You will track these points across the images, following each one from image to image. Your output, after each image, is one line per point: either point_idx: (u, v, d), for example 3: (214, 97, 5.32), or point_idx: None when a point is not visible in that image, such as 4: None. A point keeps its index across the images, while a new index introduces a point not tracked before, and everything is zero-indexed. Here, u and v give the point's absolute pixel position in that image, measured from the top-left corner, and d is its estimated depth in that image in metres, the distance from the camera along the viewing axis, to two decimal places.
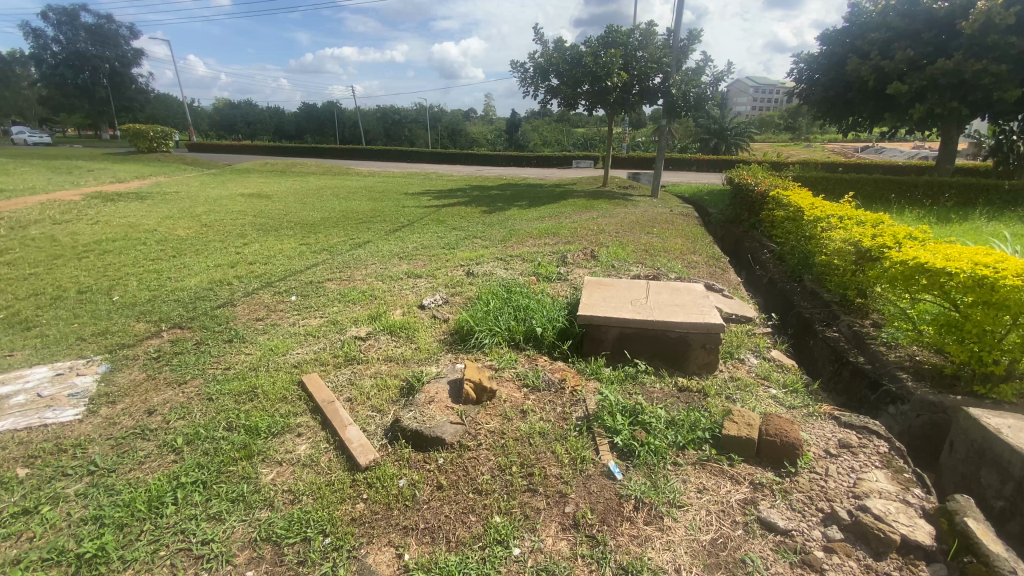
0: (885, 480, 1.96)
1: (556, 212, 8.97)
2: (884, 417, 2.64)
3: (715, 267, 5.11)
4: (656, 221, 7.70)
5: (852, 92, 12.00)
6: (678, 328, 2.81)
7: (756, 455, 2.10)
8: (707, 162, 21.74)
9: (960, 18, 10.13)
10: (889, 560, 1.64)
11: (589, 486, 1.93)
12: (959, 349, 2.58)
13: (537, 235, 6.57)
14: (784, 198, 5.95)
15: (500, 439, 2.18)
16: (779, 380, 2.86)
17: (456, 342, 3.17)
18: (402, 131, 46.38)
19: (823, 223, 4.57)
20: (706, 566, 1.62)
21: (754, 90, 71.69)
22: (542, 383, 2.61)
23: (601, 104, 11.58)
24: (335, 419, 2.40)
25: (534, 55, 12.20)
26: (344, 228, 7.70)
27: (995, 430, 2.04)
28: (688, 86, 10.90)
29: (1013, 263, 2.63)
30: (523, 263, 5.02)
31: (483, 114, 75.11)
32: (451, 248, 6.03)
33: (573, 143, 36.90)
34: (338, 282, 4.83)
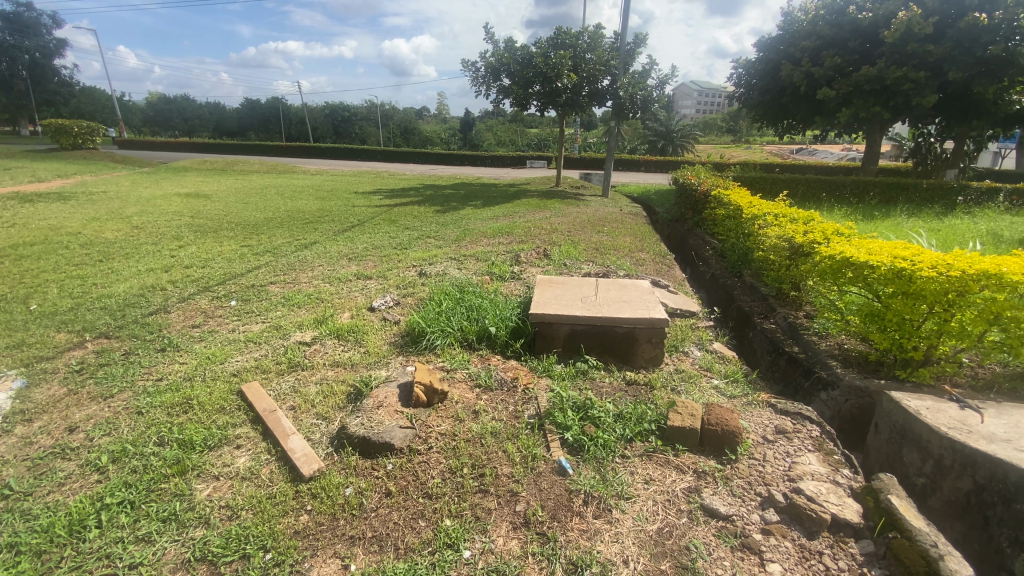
0: (817, 462, 2.08)
1: (510, 211, 8.99)
2: (816, 403, 2.80)
3: (663, 265, 5.27)
4: (607, 220, 7.86)
5: (786, 96, 12.72)
6: (626, 324, 2.87)
7: (699, 444, 2.18)
8: (655, 163, 22.45)
9: (881, 28, 10.87)
10: (821, 539, 1.73)
11: (540, 483, 1.93)
12: (882, 337, 2.76)
13: (490, 234, 6.55)
14: (725, 197, 6.21)
15: (450, 441, 2.14)
16: (720, 371, 2.98)
17: (407, 344, 3.10)
18: (353, 129, 45.23)
19: (760, 220, 4.79)
20: (653, 556, 1.66)
21: (698, 93, 74.82)
22: (493, 383, 2.59)
23: (552, 105, 11.73)
24: (277, 428, 2.30)
25: (485, 54, 12.17)
26: (290, 229, 7.41)
27: (915, 412, 2.21)
28: (635, 89, 11.21)
29: (928, 256, 2.85)
30: (476, 263, 4.99)
31: (436, 113, 74.33)
32: (403, 248, 5.91)
33: (526, 142, 37.12)
34: (282, 285, 4.63)
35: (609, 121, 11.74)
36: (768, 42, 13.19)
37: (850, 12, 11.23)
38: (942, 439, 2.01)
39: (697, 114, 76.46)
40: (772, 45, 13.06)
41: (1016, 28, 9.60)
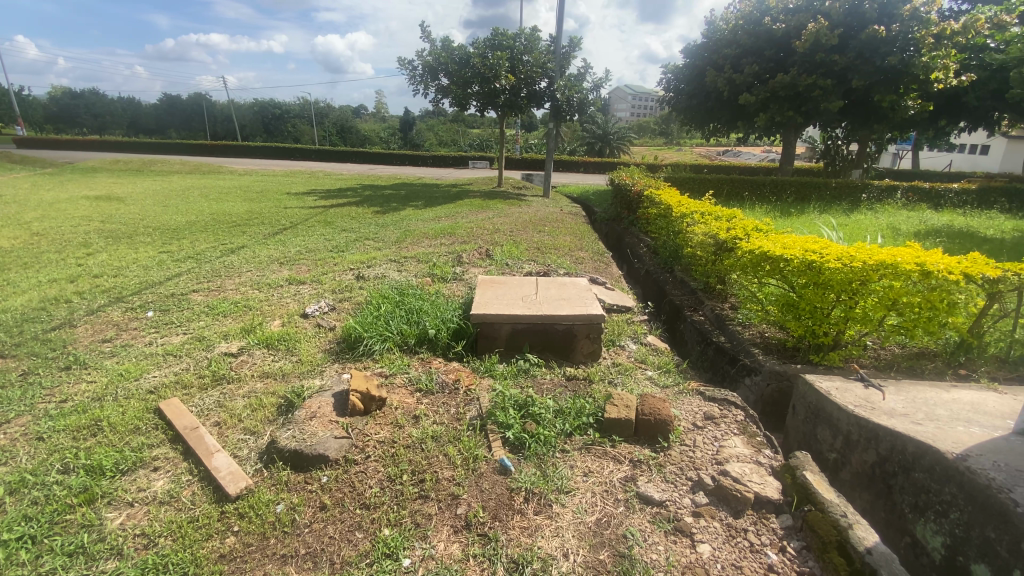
0: (742, 444, 2.21)
1: (452, 212, 8.92)
2: (742, 388, 2.97)
3: (601, 262, 5.41)
4: (547, 220, 7.96)
5: (711, 101, 13.46)
6: (564, 321, 2.92)
7: (635, 435, 2.26)
8: (594, 164, 23.05)
9: (793, 39, 11.72)
10: (746, 516, 1.83)
11: (481, 484, 1.92)
12: (798, 325, 2.97)
13: (432, 235, 6.45)
14: (657, 197, 6.47)
15: (389, 448, 2.08)
16: (654, 363, 3.10)
17: (343, 351, 2.99)
18: (285, 128, 43.25)
19: (689, 218, 5.03)
20: (592, 547, 1.69)
21: (633, 96, 77.75)
22: (434, 386, 2.55)
23: (491, 105, 11.68)
24: (200, 447, 2.15)
25: (421, 53, 11.98)
26: (215, 233, 6.95)
27: (827, 393, 2.40)
28: (572, 91, 11.43)
29: (835, 249, 3.10)
30: (416, 265, 4.91)
31: (374, 112, 72.54)
32: (340, 251, 5.70)
33: (467, 142, 36.99)
34: (206, 292, 4.35)
35: (547, 122, 11.92)
36: (694, 49, 13.88)
37: (766, 22, 12.03)
38: (850, 417, 2.19)
39: (631, 117, 79.46)
40: (698, 52, 13.76)
41: (908, 41, 10.62)
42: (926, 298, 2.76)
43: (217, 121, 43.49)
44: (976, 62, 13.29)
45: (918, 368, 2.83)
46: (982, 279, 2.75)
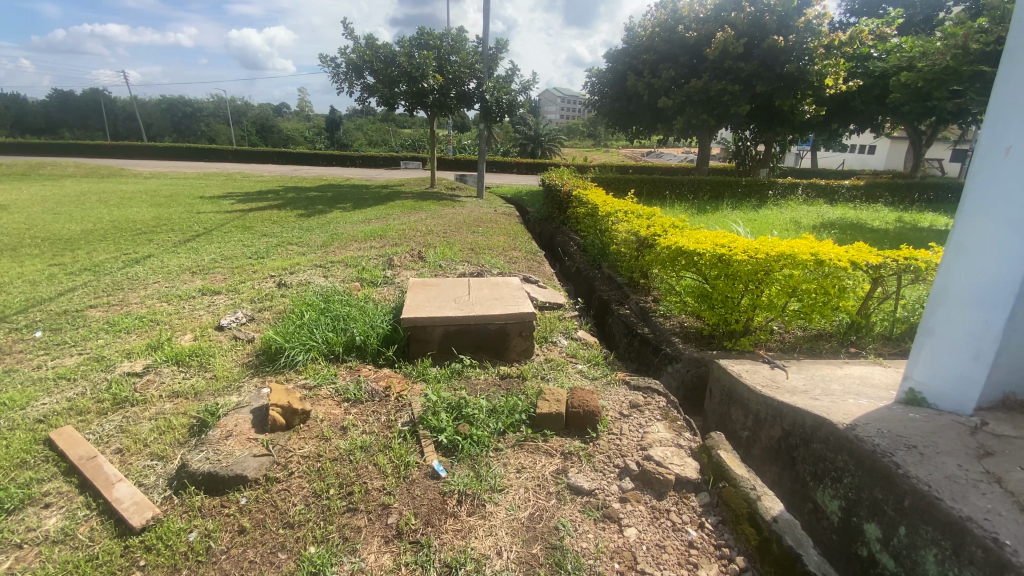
0: (664, 429, 2.33)
1: (383, 214, 8.71)
2: (664, 376, 3.14)
3: (533, 262, 5.49)
4: (480, 221, 7.99)
5: (634, 104, 14.07)
6: (498, 321, 2.94)
7: (566, 427, 2.32)
8: (526, 164, 23.37)
9: (704, 46, 12.48)
10: (668, 498, 1.94)
11: (413, 491, 1.88)
12: (712, 314, 3.18)
13: (361, 238, 6.26)
14: (584, 196, 6.67)
15: (315, 463, 2.00)
16: (584, 356, 3.19)
17: (263, 363, 2.83)
18: (197, 127, 40.25)
19: (613, 216, 5.22)
20: (526, 542, 1.71)
21: (562, 99, 79.82)
22: (364, 394, 2.48)
23: (420, 105, 11.52)
24: (99, 477, 1.95)
25: (345, 50, 11.56)
26: (116, 242, 6.34)
27: (738, 376, 2.59)
28: (500, 92, 11.54)
29: (741, 242, 3.33)
30: (344, 269, 4.74)
31: (297, 111, 69.27)
32: (260, 257, 5.40)
33: (398, 143, 36.20)
34: (107, 307, 3.96)
35: (478, 123, 11.95)
36: (616, 54, 14.42)
37: (679, 31, 12.72)
38: (758, 397, 2.37)
39: (561, 119, 81.40)
40: (619, 57, 14.32)
41: (803, 51, 11.64)
42: (821, 285, 3.06)
43: (117, 120, 39.72)
44: (861, 70, 14.84)
45: (817, 348, 3.12)
46: (866, 266, 3.08)
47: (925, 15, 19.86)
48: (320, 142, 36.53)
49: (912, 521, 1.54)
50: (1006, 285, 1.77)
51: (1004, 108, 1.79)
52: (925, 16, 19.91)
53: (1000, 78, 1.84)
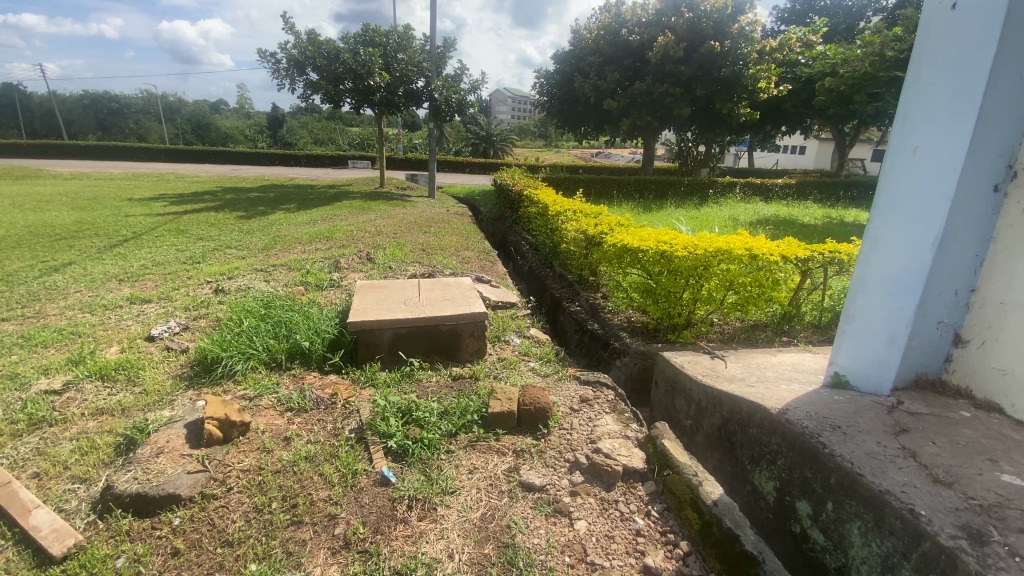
0: (612, 422, 2.39)
1: (329, 214, 8.45)
2: (614, 370, 3.23)
3: (485, 261, 5.48)
4: (432, 221, 7.91)
5: (581, 105, 14.33)
6: (448, 322, 2.91)
7: (518, 425, 2.33)
8: (478, 164, 23.34)
9: (647, 49, 12.87)
10: (616, 488, 1.99)
11: (361, 499, 1.84)
12: (656, 308, 3.28)
13: (306, 240, 6.04)
14: (535, 196, 6.74)
15: (256, 476, 1.91)
16: (536, 354, 3.22)
17: (199, 374, 2.67)
18: (125, 124, 37.58)
19: (562, 215, 5.30)
20: (477, 543, 1.70)
21: (513, 98, 80.34)
22: (309, 403, 2.39)
23: (366, 103, 11.25)
24: (11, 504, 1.78)
25: (285, 46, 11.13)
26: (30, 248, 5.82)
27: (680, 367, 2.69)
28: (449, 92, 11.46)
29: (682, 239, 3.46)
30: (288, 273, 4.57)
31: (237, 108, 66.05)
32: (195, 262, 5.11)
33: (346, 142, 35.21)
34: (20, 320, 3.63)
35: (427, 122, 11.82)
36: (563, 56, 14.63)
37: (623, 34, 13.06)
38: (699, 387, 2.47)
39: (512, 119, 81.98)
40: (566, 58, 14.54)
41: (738, 56, 12.22)
42: (755, 278, 3.23)
43: (32, 116, 36.54)
44: (791, 75, 15.77)
45: (753, 338, 3.29)
46: (795, 260, 3.28)
47: (847, 25, 21.36)
48: (262, 141, 35.05)
49: (838, 497, 1.65)
50: (916, 274, 1.93)
51: (912, 109, 1.94)
52: (846, 26, 21.43)
53: (907, 84, 1.98)
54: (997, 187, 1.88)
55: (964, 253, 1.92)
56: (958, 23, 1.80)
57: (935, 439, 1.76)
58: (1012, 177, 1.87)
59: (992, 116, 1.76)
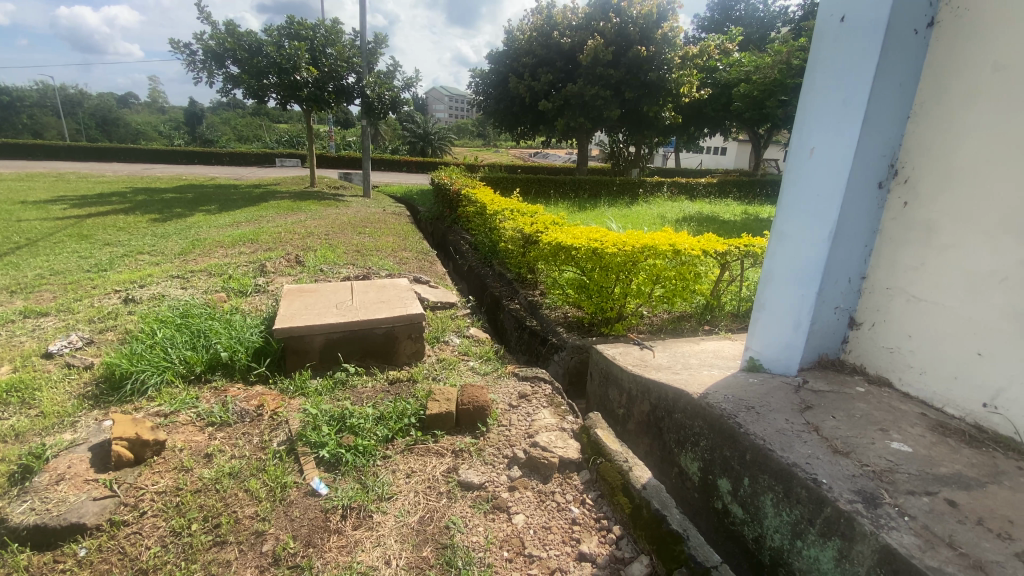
0: (550, 415, 2.45)
1: (256, 216, 8.02)
2: (552, 365, 3.32)
3: (424, 261, 5.42)
4: (367, 221, 7.71)
5: (516, 105, 14.48)
6: (384, 324, 2.85)
7: (457, 425, 2.32)
8: (415, 163, 22.98)
9: (578, 52, 13.20)
10: (553, 480, 2.04)
11: (291, 513, 1.76)
12: (589, 304, 3.38)
13: (228, 244, 5.69)
14: (472, 194, 6.74)
15: (174, 497, 1.79)
16: (475, 353, 3.23)
17: (105, 393, 2.45)
18: (15, 118, 33.73)
19: (500, 214, 5.33)
20: (415, 546, 1.68)
21: (450, 97, 80.02)
22: (232, 416, 2.27)
23: (293, 99, 10.72)
24: None
25: (201, 36, 10.43)
26: None
27: (612, 358, 2.80)
28: (381, 88, 11.19)
29: (612, 236, 3.58)
30: (208, 279, 4.29)
31: (149, 102, 61.13)
32: (101, 270, 4.68)
33: (274, 139, 33.55)
34: None
35: (359, 120, 11.47)
36: (496, 56, 14.71)
37: (555, 36, 13.32)
38: (629, 376, 2.57)
39: (450, 119, 81.41)
40: (500, 58, 14.63)
41: (662, 60, 12.81)
42: (679, 271, 3.42)
43: None
44: (711, 80, 16.75)
45: (679, 328, 3.47)
46: (715, 254, 3.50)
47: (760, 34, 22.99)
48: (179, 138, 32.54)
49: (753, 472, 1.78)
50: (816, 264, 2.11)
51: (810, 113, 2.11)
52: (759, 35, 23.09)
53: (805, 88, 2.15)
54: (881, 184, 2.10)
55: (856, 244, 2.12)
56: (846, 34, 1.97)
57: (834, 413, 1.94)
58: (893, 176, 2.09)
59: (876, 119, 1.96)
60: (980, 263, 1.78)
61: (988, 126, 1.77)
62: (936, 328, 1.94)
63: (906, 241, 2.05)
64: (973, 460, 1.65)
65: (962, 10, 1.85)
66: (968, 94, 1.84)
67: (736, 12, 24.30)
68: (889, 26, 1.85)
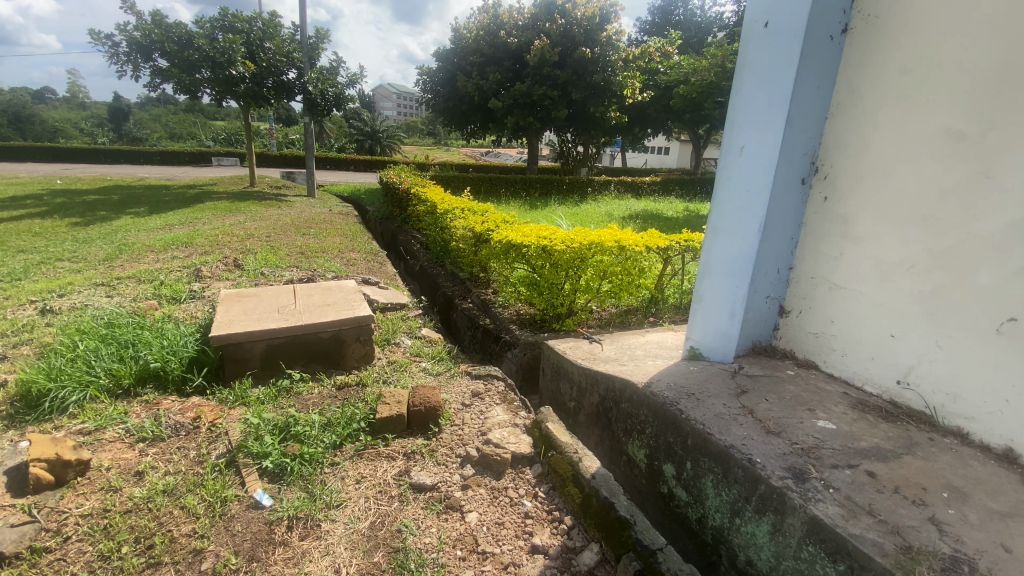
0: (502, 412, 2.47)
1: (190, 218, 7.57)
2: (505, 362, 3.35)
3: (373, 262, 5.32)
4: (313, 222, 7.46)
5: (465, 104, 14.44)
6: (330, 328, 2.78)
7: (408, 428, 2.29)
8: (363, 162, 22.41)
9: (525, 52, 13.31)
10: (506, 476, 2.06)
11: (232, 527, 1.69)
12: (540, 300, 3.42)
13: (160, 248, 5.35)
14: (421, 194, 6.66)
15: (102, 520, 1.67)
16: (427, 354, 3.20)
17: (20, 412, 2.25)
18: None
19: (450, 213, 5.29)
20: (365, 553, 1.65)
21: (399, 95, 78.71)
22: (165, 431, 2.14)
23: (229, 95, 10.19)
24: None
25: (124, 27, 9.74)
26: None
27: (562, 352, 2.85)
28: (324, 85, 10.85)
29: (560, 234, 3.64)
30: (138, 285, 4.02)
31: (68, 96, 56.51)
32: (14, 279, 4.29)
33: (210, 137, 31.77)
34: None
35: (302, 117, 11.06)
36: (444, 54, 14.59)
37: (502, 36, 13.37)
38: (579, 369, 2.63)
39: (399, 117, 80.04)
40: (448, 57, 14.52)
41: (607, 62, 13.15)
42: (624, 267, 3.52)
43: None
44: (653, 82, 17.34)
45: (627, 321, 3.58)
46: (658, 249, 3.64)
47: (697, 39, 24.01)
48: (102, 135, 30.19)
49: (695, 456, 1.86)
50: (748, 257, 2.23)
51: (740, 114, 2.22)
52: (697, 39, 24.11)
53: (734, 88, 2.26)
54: (804, 180, 2.24)
55: (783, 237, 2.26)
56: (771, 38, 2.09)
57: (768, 396, 2.06)
58: (814, 173, 2.24)
59: (798, 119, 2.09)
60: (891, 252, 1.94)
61: (896, 126, 1.93)
62: (855, 313, 2.09)
63: (826, 233, 2.21)
64: (889, 434, 1.79)
65: (872, 18, 2.01)
66: (878, 96, 2.00)
67: (676, 16, 25.27)
68: (807, 33, 1.98)
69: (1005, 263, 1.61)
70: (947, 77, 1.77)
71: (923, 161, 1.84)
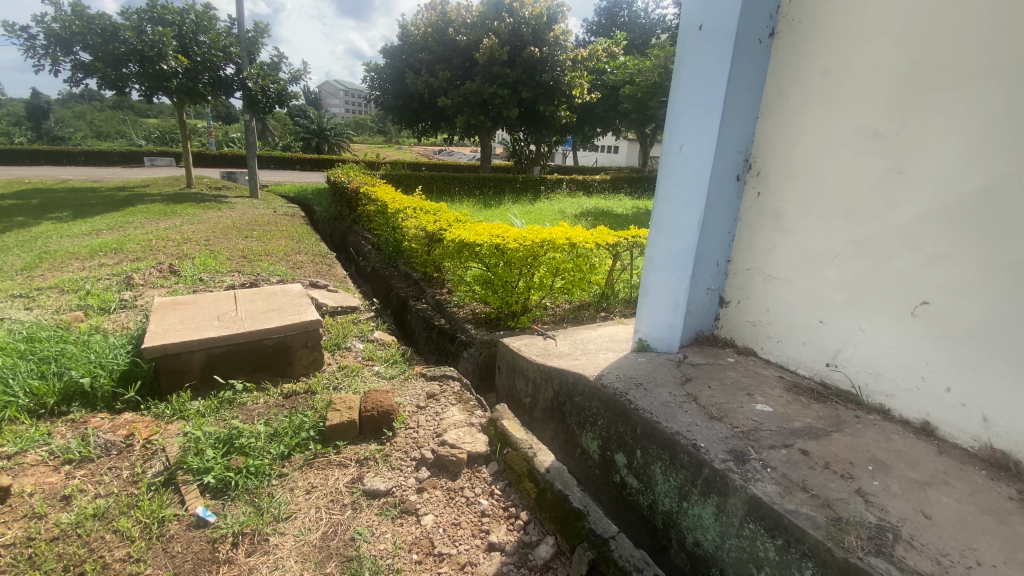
0: (457, 412, 2.47)
1: (120, 222, 7.08)
2: (461, 362, 3.34)
3: (322, 265, 5.16)
4: (256, 224, 7.16)
5: (415, 102, 14.23)
6: (275, 334, 2.68)
7: (360, 433, 2.25)
8: (310, 161, 21.67)
9: (474, 50, 13.26)
10: (462, 476, 2.06)
11: (172, 548, 1.61)
12: (495, 299, 3.44)
13: (85, 255, 4.98)
14: (371, 194, 6.52)
15: (24, 549, 1.55)
16: (380, 357, 3.13)
17: None
18: None
19: (401, 212, 5.21)
20: (318, 563, 1.61)
21: (347, 93, 76.66)
22: (95, 450, 2.01)
23: (161, 91, 9.59)
24: None
25: (39, 17, 8.98)
26: None
27: (517, 349, 2.87)
28: (265, 81, 10.41)
29: (512, 232, 3.66)
30: (60, 296, 3.73)
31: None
32: None
33: (142, 136, 29.80)
34: None
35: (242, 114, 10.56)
36: (392, 51, 14.32)
37: (450, 34, 13.25)
38: (533, 365, 2.65)
39: (348, 115, 77.90)
40: (396, 54, 14.26)
41: (555, 62, 13.31)
42: (575, 263, 3.59)
43: None
44: (600, 82, 17.70)
45: (579, 317, 3.65)
46: (607, 245, 3.73)
47: (642, 40, 24.69)
48: (18, 134, 27.74)
49: (644, 444, 1.92)
50: (689, 250, 2.32)
51: (679, 113, 2.31)
52: (641, 41, 24.78)
53: (672, 89, 2.34)
54: (738, 176, 2.36)
55: (721, 231, 2.37)
56: (705, 41, 2.18)
57: (710, 383, 2.15)
58: (748, 169, 2.36)
59: (731, 119, 2.19)
60: (818, 243, 2.07)
61: (820, 125, 2.06)
62: (788, 301, 2.22)
63: (760, 227, 2.33)
64: (820, 413, 1.92)
65: (796, 23, 2.13)
66: (803, 96, 2.13)
67: (622, 18, 25.87)
68: (737, 37, 2.07)
69: (918, 251, 1.75)
70: (864, 77, 1.90)
71: (845, 157, 1.97)
